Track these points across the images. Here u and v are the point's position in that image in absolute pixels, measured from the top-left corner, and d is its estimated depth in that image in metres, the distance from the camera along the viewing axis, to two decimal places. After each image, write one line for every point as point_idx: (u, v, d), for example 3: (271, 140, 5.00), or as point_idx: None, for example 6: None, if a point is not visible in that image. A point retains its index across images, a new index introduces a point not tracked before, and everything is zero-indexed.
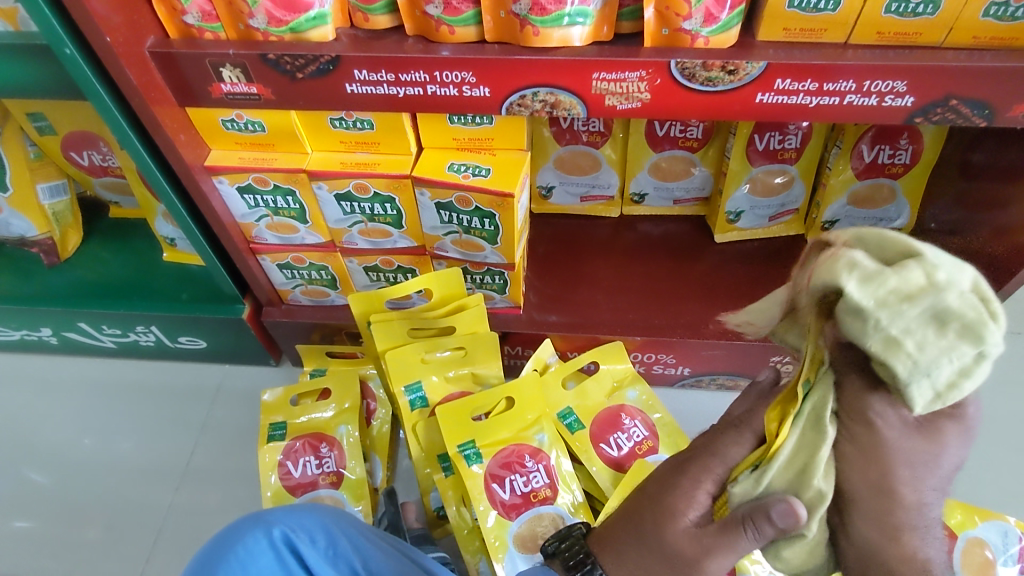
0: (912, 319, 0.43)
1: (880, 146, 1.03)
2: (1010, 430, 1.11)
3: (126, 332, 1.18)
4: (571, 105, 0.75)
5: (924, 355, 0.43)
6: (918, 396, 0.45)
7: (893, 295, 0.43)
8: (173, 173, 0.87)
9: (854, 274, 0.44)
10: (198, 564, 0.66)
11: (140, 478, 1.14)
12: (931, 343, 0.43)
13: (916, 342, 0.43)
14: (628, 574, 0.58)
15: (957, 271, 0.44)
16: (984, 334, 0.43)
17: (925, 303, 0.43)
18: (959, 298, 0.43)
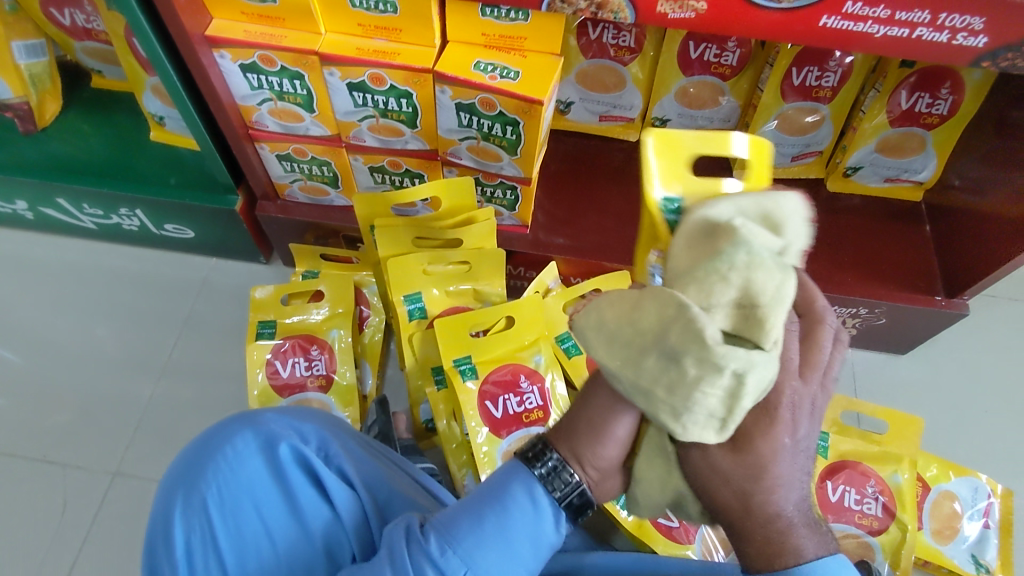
0: (646, 362, 0.44)
1: (920, 93, 0.97)
2: (992, 391, 1.14)
3: (109, 214, 1.12)
4: (619, 8, 0.68)
5: (673, 399, 0.44)
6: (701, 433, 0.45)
7: (628, 349, 0.45)
8: (171, 42, 0.79)
9: (599, 338, 0.47)
10: (183, 472, 0.63)
11: (120, 365, 1.11)
12: (681, 386, 0.43)
13: (665, 386, 0.44)
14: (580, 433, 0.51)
15: (676, 353, 0.43)
16: (710, 362, 0.42)
17: (662, 336, 0.44)
18: (696, 359, 0.42)
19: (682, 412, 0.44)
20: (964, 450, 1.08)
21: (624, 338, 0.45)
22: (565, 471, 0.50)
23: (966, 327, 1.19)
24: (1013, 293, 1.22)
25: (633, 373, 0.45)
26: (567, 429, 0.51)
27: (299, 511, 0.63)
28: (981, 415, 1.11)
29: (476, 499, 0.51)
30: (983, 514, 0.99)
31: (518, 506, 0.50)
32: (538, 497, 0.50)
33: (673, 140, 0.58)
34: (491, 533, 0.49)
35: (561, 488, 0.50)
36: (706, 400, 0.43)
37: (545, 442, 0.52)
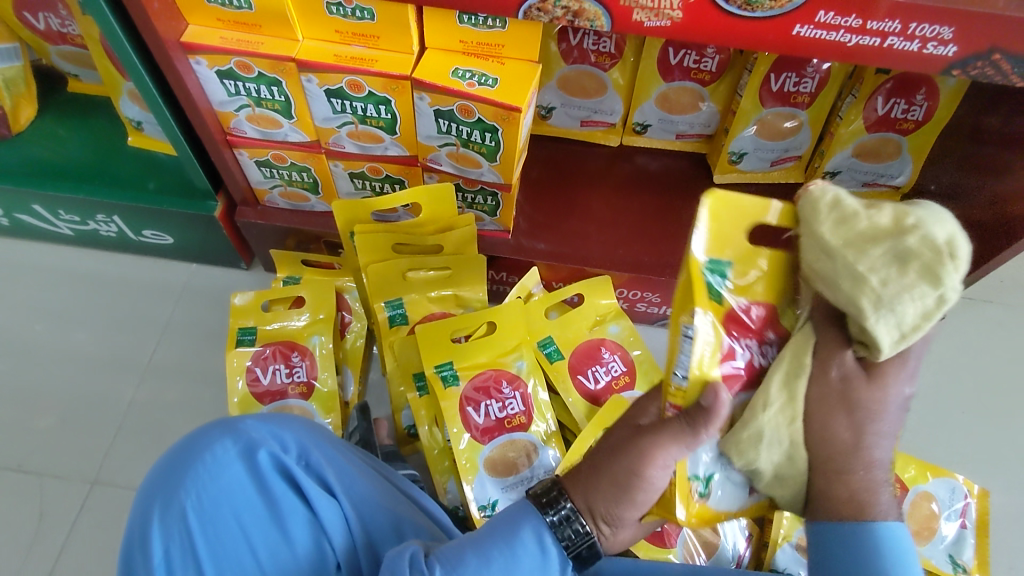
0: (875, 253, 0.47)
1: (895, 99, 0.99)
2: (969, 393, 1.15)
3: (86, 220, 1.10)
4: (596, 16, 0.69)
5: (888, 294, 0.47)
6: (885, 335, 0.47)
7: (860, 239, 0.48)
8: (145, 47, 0.78)
9: (829, 221, 0.49)
10: (160, 479, 0.62)
11: (98, 372, 1.10)
12: (898, 281, 0.47)
13: (882, 278, 0.47)
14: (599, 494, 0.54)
15: (864, 254, 0.48)
16: (948, 270, 0.47)
17: (900, 238, 0.47)
18: (953, 258, 0.47)
19: (859, 289, 0.47)
20: (942, 451, 1.10)
21: (859, 231, 0.48)
22: (577, 524, 0.53)
23: (945, 330, 1.20)
24: (989, 295, 1.24)
25: (856, 260, 0.48)
26: (583, 480, 0.55)
27: (281, 519, 0.63)
28: (959, 417, 1.13)
29: (486, 536, 0.52)
30: (960, 514, 1.00)
31: (526, 550, 0.52)
32: (546, 543, 0.52)
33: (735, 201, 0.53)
34: (495, 574, 0.50)
35: (570, 535, 0.53)
36: (929, 303, 0.47)
37: (560, 489, 0.55)
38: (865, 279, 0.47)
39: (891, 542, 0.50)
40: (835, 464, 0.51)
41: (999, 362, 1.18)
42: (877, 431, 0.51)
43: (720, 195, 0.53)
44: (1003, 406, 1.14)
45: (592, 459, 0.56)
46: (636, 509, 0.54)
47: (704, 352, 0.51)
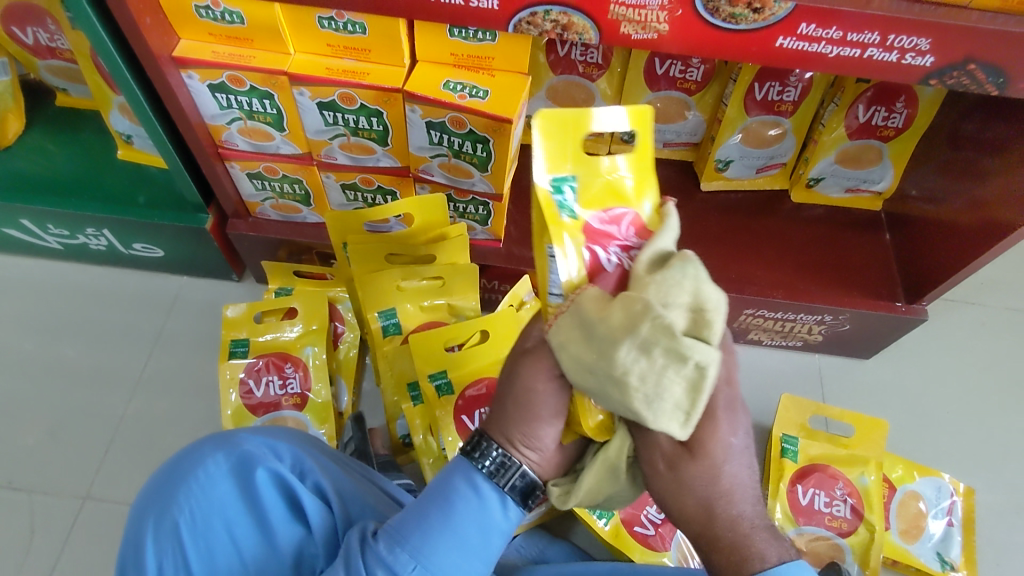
0: (625, 353, 0.50)
1: (876, 107, 1.02)
2: (953, 392, 1.17)
3: (75, 234, 1.10)
4: (584, 29, 0.70)
5: (651, 388, 0.50)
6: (666, 420, 0.51)
7: (618, 339, 0.50)
8: (136, 62, 0.78)
9: (587, 326, 0.52)
10: (154, 496, 0.62)
11: (88, 387, 1.09)
12: (653, 376, 0.50)
13: (639, 377, 0.50)
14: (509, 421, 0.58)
15: (630, 354, 0.50)
16: (693, 345, 0.50)
17: (663, 328, 0.49)
18: (662, 332, 0.49)
19: (641, 391, 0.50)
20: (928, 451, 1.12)
21: (611, 329, 0.51)
22: (506, 462, 0.58)
23: (927, 331, 1.23)
24: (969, 297, 1.27)
25: (614, 364, 0.50)
26: (499, 425, 0.59)
27: (276, 532, 0.63)
28: (943, 416, 1.15)
29: (426, 497, 0.58)
30: (947, 512, 1.02)
31: (467, 500, 0.58)
32: (484, 487, 0.58)
33: (561, 120, 0.57)
34: (439, 527, 0.56)
35: (505, 480, 0.58)
36: (678, 385, 0.51)
37: (482, 434, 0.59)
38: (609, 378, 0.51)
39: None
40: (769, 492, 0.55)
41: (981, 363, 1.20)
42: (726, 488, 0.55)
43: (551, 114, 0.57)
44: (987, 406, 1.17)
45: (501, 399, 0.59)
46: (550, 426, 0.58)
47: (573, 260, 0.56)
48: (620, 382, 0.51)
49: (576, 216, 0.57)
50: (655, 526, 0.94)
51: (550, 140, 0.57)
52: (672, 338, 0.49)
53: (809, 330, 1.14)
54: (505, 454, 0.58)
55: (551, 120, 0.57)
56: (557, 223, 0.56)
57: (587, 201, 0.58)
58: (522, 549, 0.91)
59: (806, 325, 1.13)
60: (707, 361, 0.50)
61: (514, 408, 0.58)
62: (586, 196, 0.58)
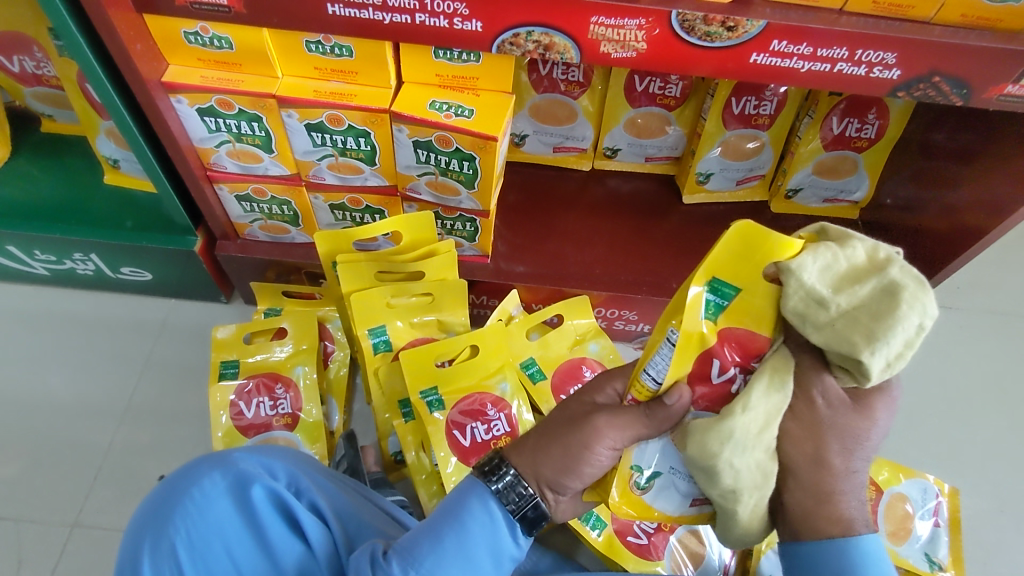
0: (861, 290, 0.49)
1: (849, 119, 1.05)
2: (934, 395, 1.20)
3: (62, 259, 1.10)
4: (565, 49, 0.72)
5: (878, 330, 0.48)
6: (871, 369, 0.49)
7: (847, 280, 0.50)
8: (126, 87, 0.79)
9: (814, 265, 0.50)
10: (149, 518, 0.61)
11: (76, 413, 1.08)
12: (888, 316, 0.48)
13: (870, 315, 0.48)
14: (541, 466, 0.60)
15: (853, 294, 0.49)
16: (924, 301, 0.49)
17: (920, 282, 0.49)
18: (909, 288, 0.48)
19: (857, 331, 0.48)
20: (913, 453, 1.14)
21: (841, 271, 0.50)
22: (519, 488, 0.60)
23: None
24: (947, 301, 1.30)
25: (843, 300, 0.49)
26: (526, 453, 0.61)
27: (273, 549, 0.63)
28: (927, 419, 1.18)
29: (436, 518, 0.58)
30: (933, 513, 1.04)
31: (478, 519, 0.58)
32: (494, 509, 0.59)
33: (763, 235, 0.51)
34: (451, 548, 0.56)
35: (515, 502, 0.59)
36: (899, 340, 0.48)
37: (503, 459, 0.61)
38: (829, 314, 0.49)
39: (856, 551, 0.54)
40: (824, 487, 0.54)
41: (960, 366, 1.23)
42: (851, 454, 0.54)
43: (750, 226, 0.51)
44: (968, 407, 1.19)
45: (544, 437, 0.61)
46: (579, 480, 0.60)
47: (676, 360, 0.55)
48: (846, 316, 0.49)
49: (713, 319, 0.54)
50: (649, 535, 0.94)
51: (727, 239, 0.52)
52: (900, 285, 0.48)
53: None
54: (518, 476, 0.60)
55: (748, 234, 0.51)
56: (694, 322, 0.54)
57: (735, 314, 0.54)
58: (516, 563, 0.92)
59: None
60: (933, 315, 0.48)
61: (558, 452, 0.59)
62: (735, 311, 0.54)
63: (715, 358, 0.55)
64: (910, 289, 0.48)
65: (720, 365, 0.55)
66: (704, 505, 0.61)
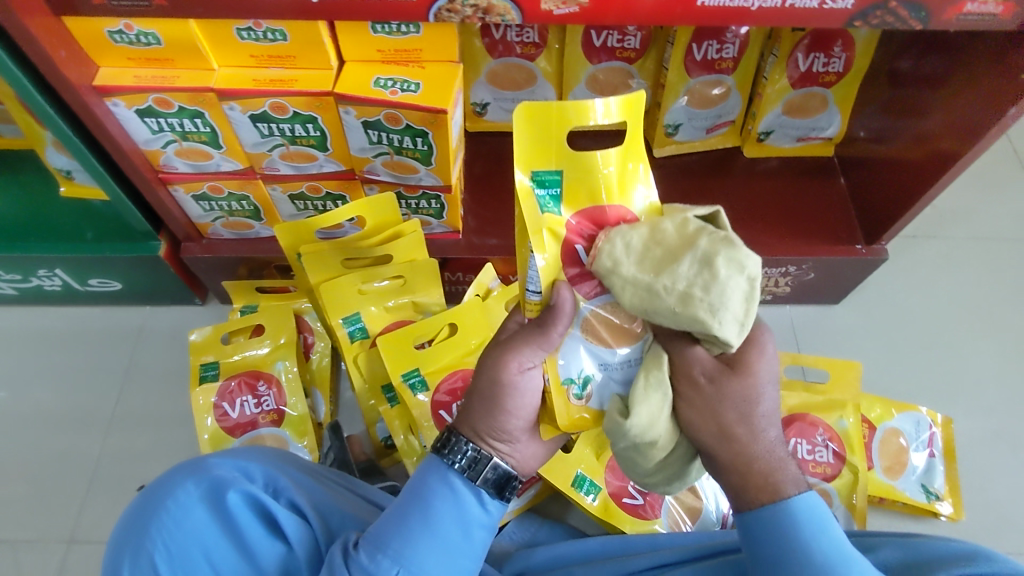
0: (682, 268, 0.53)
1: (815, 54, 1.02)
2: (923, 327, 1.19)
3: (28, 277, 1.08)
4: (505, 10, 0.69)
5: (714, 298, 0.52)
6: (726, 332, 0.52)
7: (666, 261, 0.54)
8: (58, 95, 0.76)
9: (631, 259, 0.55)
10: (126, 535, 0.61)
11: (62, 430, 1.08)
12: (715, 282, 0.52)
13: (700, 287, 0.52)
14: (476, 416, 0.61)
15: (676, 274, 0.53)
16: (730, 268, 0.52)
17: (724, 246, 0.53)
18: (725, 258, 0.52)
19: (695, 303, 0.52)
20: (905, 387, 1.14)
21: (658, 256, 0.54)
22: (478, 457, 0.59)
23: (893, 270, 1.24)
24: (930, 231, 1.28)
25: (670, 278, 0.53)
26: (467, 416, 0.62)
27: (254, 552, 0.63)
28: (917, 351, 1.17)
29: (402, 503, 0.59)
30: (927, 444, 1.04)
31: (444, 498, 0.59)
32: (456, 483, 0.59)
33: (554, 109, 0.55)
34: (418, 531, 0.57)
35: (479, 473, 0.59)
36: (736, 301, 0.52)
37: (451, 431, 0.61)
38: (664, 298, 0.53)
39: (807, 514, 0.53)
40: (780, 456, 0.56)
41: (948, 295, 1.22)
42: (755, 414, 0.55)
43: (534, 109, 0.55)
44: (957, 336, 1.19)
45: (470, 389, 0.62)
46: (515, 419, 0.61)
47: (547, 262, 0.58)
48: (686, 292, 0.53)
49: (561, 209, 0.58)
50: (644, 495, 0.94)
51: (532, 131, 0.56)
52: (697, 261, 0.53)
53: (775, 283, 1.15)
54: (478, 450, 0.60)
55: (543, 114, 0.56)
56: (538, 221, 0.57)
57: (572, 198, 0.58)
58: (514, 535, 0.94)
59: (772, 278, 1.13)
60: (751, 271, 0.53)
61: (481, 399, 0.61)
62: (570, 193, 0.58)
63: (577, 248, 0.59)
64: (705, 262, 0.53)
65: (584, 250, 0.59)
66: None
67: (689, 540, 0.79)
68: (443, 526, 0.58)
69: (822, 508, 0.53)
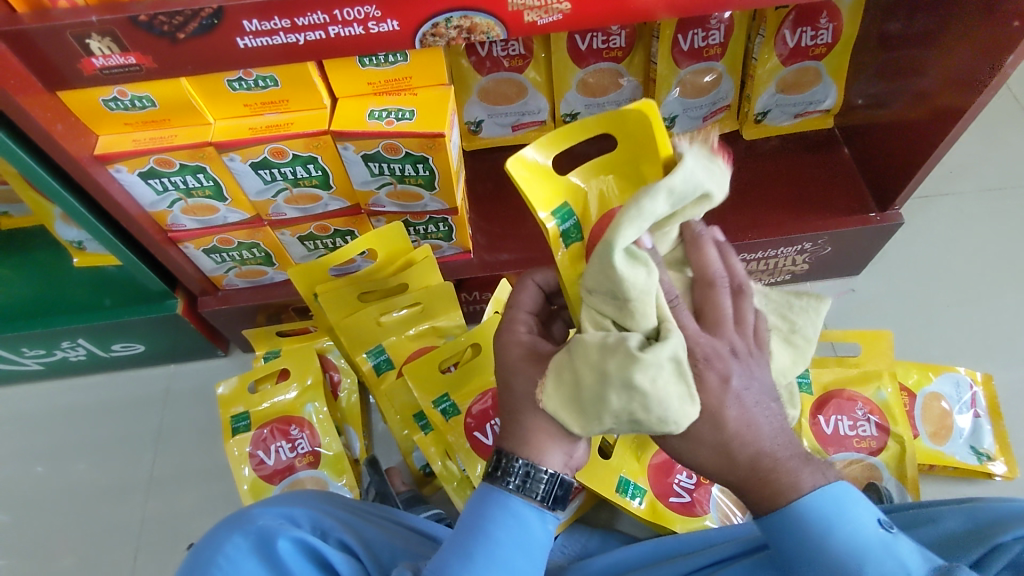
0: (655, 349, 0.49)
1: (801, 28, 1.02)
2: (948, 285, 1.18)
3: (52, 351, 1.08)
4: (489, 28, 0.69)
5: (676, 391, 0.49)
6: (674, 423, 0.50)
7: (612, 353, 0.50)
8: (61, 169, 0.77)
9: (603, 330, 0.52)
10: None
11: (104, 497, 1.08)
12: (656, 373, 0.49)
13: (654, 381, 0.49)
14: (551, 431, 0.56)
15: (655, 361, 0.49)
16: (651, 354, 0.49)
17: (619, 351, 0.50)
18: (620, 360, 0.49)
19: (637, 405, 0.50)
20: (938, 349, 1.12)
21: (603, 346, 0.50)
22: (535, 472, 0.57)
23: (910, 233, 1.23)
24: (942, 189, 1.27)
25: (637, 372, 0.49)
26: (530, 441, 0.56)
27: None
28: (946, 311, 1.15)
29: (461, 537, 0.58)
30: (971, 404, 1.02)
31: (503, 524, 0.58)
32: (517, 506, 0.58)
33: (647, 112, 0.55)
34: (483, 559, 0.56)
35: (537, 492, 0.57)
36: (667, 401, 0.49)
37: (508, 455, 0.57)
38: (612, 395, 0.50)
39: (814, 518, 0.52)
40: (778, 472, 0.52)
41: (969, 250, 1.20)
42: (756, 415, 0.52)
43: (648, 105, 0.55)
44: (983, 290, 1.17)
45: (528, 413, 0.56)
46: None
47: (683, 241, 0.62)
48: (674, 372, 0.49)
49: None
50: (690, 492, 0.92)
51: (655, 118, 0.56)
52: (628, 354, 0.49)
53: (793, 262, 1.14)
54: (531, 465, 0.57)
55: (643, 111, 0.56)
56: None
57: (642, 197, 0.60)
58: (565, 548, 0.92)
59: (789, 258, 1.12)
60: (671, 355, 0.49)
61: (557, 412, 0.56)
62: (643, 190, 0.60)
63: None
64: (625, 356, 0.49)
65: None
66: None
67: (740, 533, 0.77)
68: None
69: (829, 507, 0.52)
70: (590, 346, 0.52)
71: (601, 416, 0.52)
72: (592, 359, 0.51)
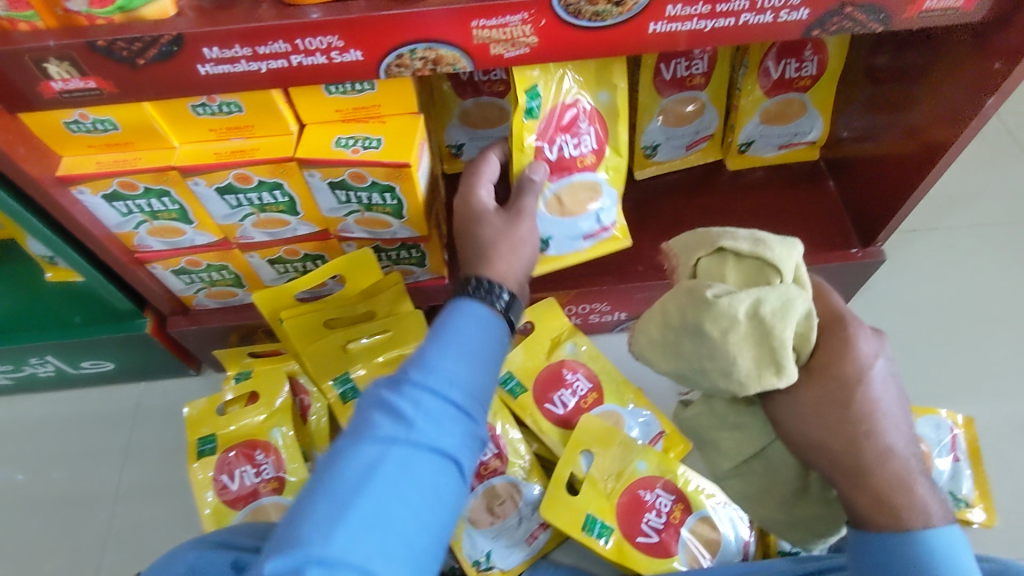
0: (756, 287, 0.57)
1: (786, 60, 1.01)
2: (934, 322, 1.15)
3: (20, 366, 1.07)
4: (455, 59, 0.68)
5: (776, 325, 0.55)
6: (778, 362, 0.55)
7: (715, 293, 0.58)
8: (22, 190, 0.76)
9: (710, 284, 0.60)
10: None
11: (67, 517, 1.06)
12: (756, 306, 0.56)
13: (761, 314, 0.55)
14: (510, 252, 0.72)
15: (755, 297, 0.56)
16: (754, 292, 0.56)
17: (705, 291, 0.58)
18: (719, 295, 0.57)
19: (730, 333, 0.56)
20: (920, 389, 1.09)
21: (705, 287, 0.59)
22: (498, 290, 0.67)
23: (896, 268, 1.20)
24: (931, 223, 1.25)
25: (729, 305, 0.56)
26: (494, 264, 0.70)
27: None
28: (930, 349, 1.13)
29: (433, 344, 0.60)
30: (951, 447, 0.99)
31: (467, 323, 0.62)
32: (480, 310, 0.63)
33: None
34: (437, 348, 0.59)
35: (497, 302, 0.66)
36: (767, 330, 0.55)
37: (487, 284, 0.67)
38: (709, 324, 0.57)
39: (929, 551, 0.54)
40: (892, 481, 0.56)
41: (957, 286, 1.18)
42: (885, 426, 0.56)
43: None
44: (970, 328, 1.15)
45: (492, 247, 0.72)
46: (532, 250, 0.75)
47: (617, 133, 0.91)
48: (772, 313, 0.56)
49: (596, 94, 0.89)
50: (659, 532, 0.90)
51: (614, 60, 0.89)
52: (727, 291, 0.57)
53: None
54: (509, 296, 0.67)
55: None
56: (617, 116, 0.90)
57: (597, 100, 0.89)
58: None
59: None
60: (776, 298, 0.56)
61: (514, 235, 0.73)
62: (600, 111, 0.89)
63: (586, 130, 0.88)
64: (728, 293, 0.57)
65: (587, 138, 0.88)
66: (590, 239, 0.94)
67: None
68: (446, 406, 0.56)
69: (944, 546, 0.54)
70: (681, 296, 0.61)
71: (692, 352, 0.59)
72: (682, 294, 0.60)
